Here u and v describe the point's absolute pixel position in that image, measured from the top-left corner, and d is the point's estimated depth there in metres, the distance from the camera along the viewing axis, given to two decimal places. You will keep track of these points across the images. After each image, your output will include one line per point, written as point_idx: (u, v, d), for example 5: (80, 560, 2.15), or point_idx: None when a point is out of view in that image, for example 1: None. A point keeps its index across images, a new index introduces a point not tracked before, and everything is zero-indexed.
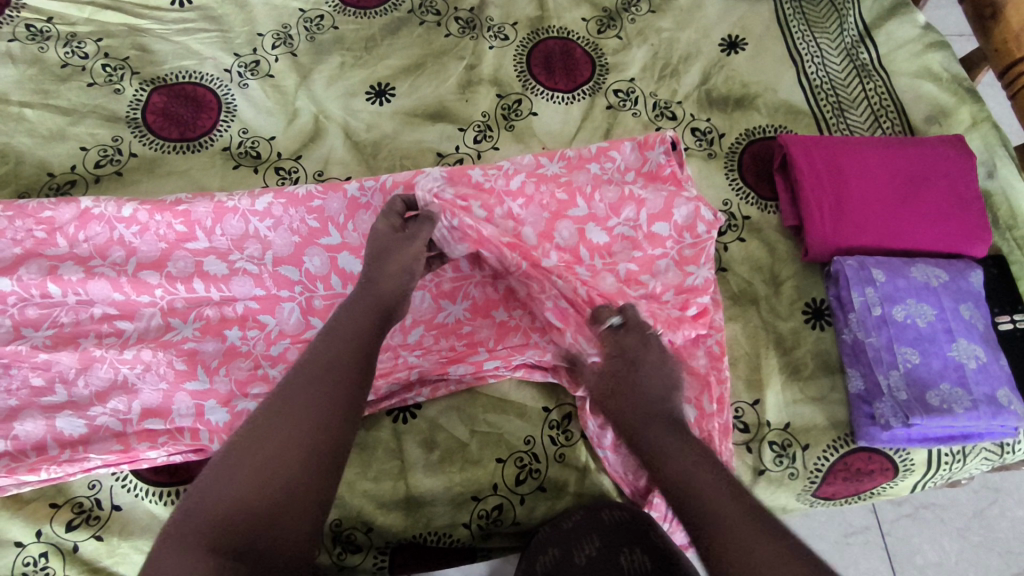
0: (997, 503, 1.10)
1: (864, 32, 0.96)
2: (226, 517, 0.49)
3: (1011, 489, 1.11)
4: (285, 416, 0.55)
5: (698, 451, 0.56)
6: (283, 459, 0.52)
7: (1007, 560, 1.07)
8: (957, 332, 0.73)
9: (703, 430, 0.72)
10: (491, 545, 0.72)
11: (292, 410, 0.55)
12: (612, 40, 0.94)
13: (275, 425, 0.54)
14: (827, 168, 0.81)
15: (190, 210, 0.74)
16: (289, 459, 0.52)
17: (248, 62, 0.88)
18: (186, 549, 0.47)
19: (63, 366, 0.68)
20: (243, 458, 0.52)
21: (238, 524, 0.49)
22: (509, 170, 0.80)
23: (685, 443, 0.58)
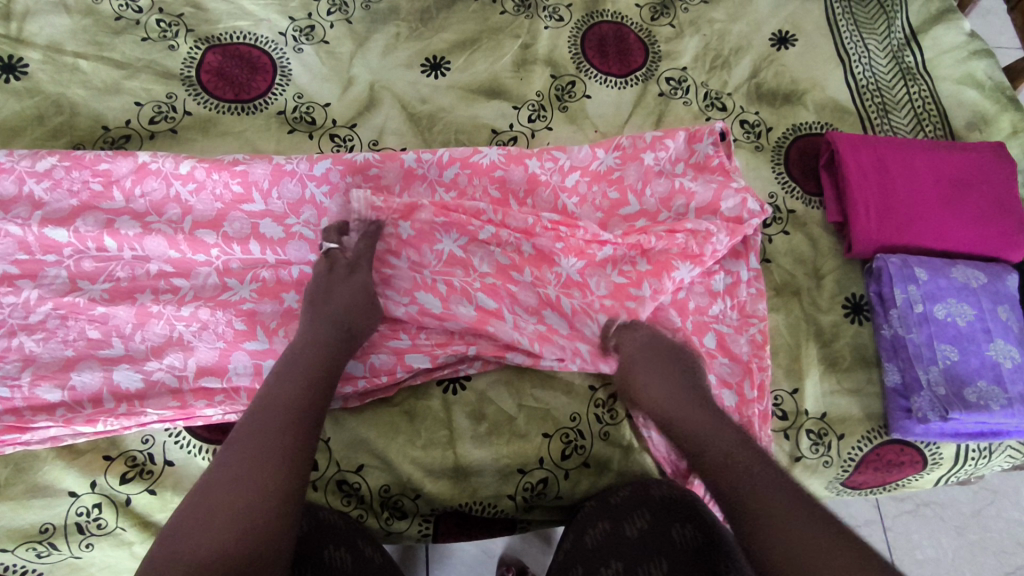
0: (994, 504, 1.16)
1: (910, 36, 0.97)
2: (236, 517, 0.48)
3: (1006, 490, 1.17)
4: (224, 511, 0.48)
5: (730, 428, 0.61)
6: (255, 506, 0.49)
7: (1000, 558, 1.13)
8: (994, 332, 0.75)
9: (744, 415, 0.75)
10: (531, 518, 0.74)
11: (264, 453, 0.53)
12: (665, 28, 0.94)
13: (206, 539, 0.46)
14: (875, 168, 0.82)
15: (248, 170, 0.74)
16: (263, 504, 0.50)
17: (303, 26, 0.87)
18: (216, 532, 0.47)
19: (119, 320, 0.68)
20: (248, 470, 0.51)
21: (246, 519, 0.48)
22: (566, 165, 0.80)
23: (718, 422, 0.63)
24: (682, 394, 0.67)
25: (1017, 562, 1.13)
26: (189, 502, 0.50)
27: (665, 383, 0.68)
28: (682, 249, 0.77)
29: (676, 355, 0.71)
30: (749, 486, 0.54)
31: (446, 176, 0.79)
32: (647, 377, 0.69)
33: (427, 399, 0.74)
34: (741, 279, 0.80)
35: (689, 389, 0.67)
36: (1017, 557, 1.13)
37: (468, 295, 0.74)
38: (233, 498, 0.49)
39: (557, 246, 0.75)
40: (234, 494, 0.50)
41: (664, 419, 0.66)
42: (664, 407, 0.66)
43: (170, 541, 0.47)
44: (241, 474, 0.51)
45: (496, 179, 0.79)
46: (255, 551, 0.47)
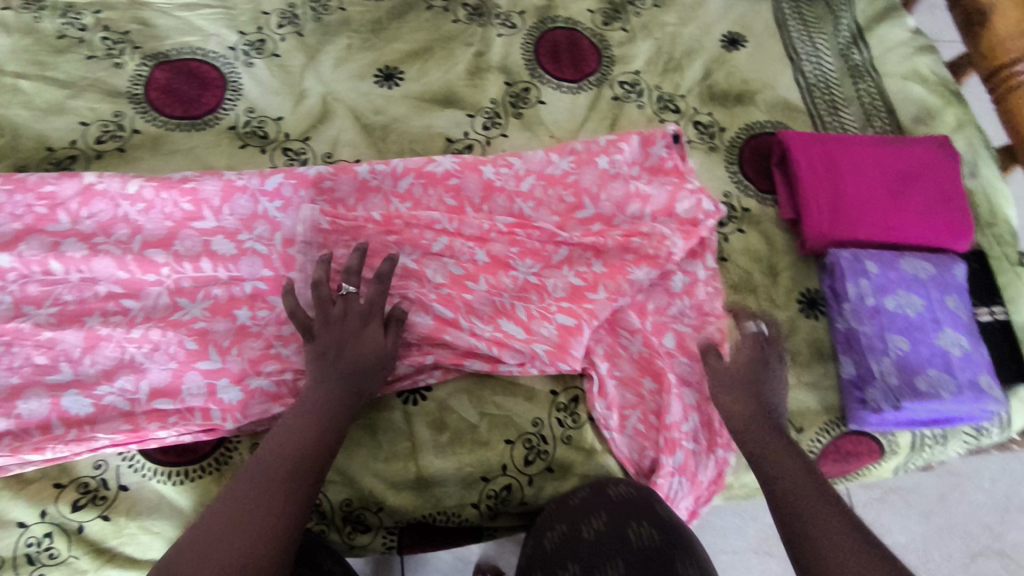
0: (958, 487, 1.19)
1: (857, 35, 0.99)
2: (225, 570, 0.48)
3: (970, 473, 1.20)
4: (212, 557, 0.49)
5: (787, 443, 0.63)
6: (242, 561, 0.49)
7: (966, 540, 1.16)
8: (943, 321, 0.77)
9: (703, 414, 0.76)
10: (497, 525, 0.75)
11: (257, 506, 0.52)
12: (618, 32, 0.95)
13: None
14: (824, 165, 0.84)
15: (198, 188, 0.73)
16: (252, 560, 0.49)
17: (253, 40, 0.87)
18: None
19: (67, 344, 0.67)
20: (237, 519, 0.51)
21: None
22: (520, 169, 0.81)
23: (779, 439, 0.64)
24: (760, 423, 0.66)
25: (982, 542, 1.16)
26: (182, 542, 0.51)
27: (746, 401, 0.68)
28: (636, 250, 0.79)
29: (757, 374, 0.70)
30: (818, 527, 0.52)
31: (401, 187, 0.79)
32: (732, 393, 0.69)
33: (388, 410, 0.73)
34: (698, 279, 0.81)
35: (765, 408, 0.67)
36: (982, 538, 1.16)
37: (424, 306, 0.74)
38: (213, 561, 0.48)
39: (513, 253, 0.78)
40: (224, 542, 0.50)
41: (739, 430, 0.67)
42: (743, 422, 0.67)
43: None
44: (229, 528, 0.51)
45: (451, 188, 0.79)
46: None
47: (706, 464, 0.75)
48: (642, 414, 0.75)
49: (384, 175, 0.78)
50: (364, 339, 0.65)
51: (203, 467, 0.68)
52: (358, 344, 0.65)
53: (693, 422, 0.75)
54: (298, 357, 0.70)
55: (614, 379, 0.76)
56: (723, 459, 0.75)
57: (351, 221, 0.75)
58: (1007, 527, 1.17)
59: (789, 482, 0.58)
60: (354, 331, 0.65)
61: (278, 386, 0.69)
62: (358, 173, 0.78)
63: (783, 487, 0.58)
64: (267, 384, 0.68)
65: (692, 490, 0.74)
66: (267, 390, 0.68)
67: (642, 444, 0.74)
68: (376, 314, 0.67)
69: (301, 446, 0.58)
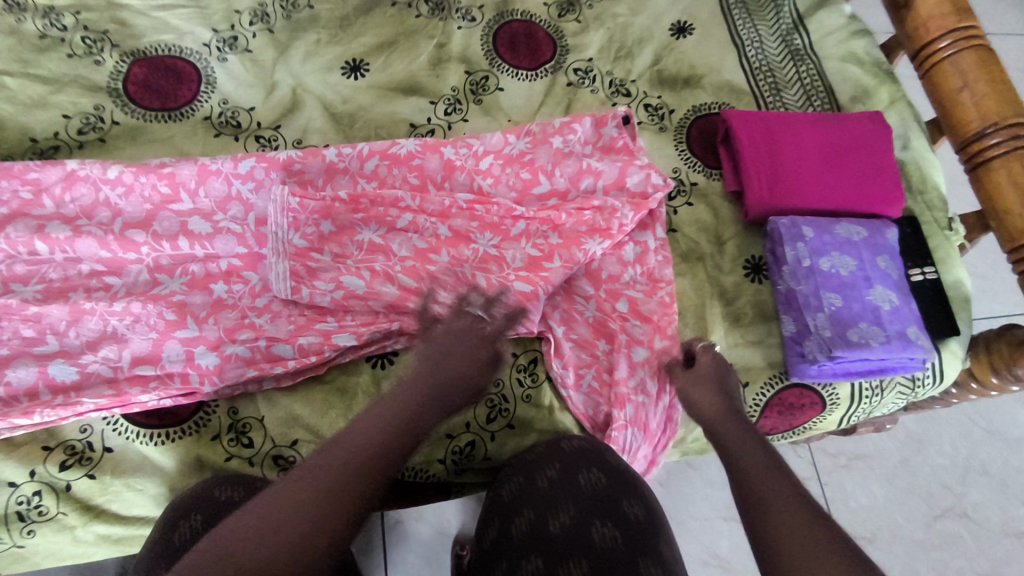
0: (921, 453, 1.24)
1: (798, 20, 1.05)
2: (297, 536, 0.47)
3: (931, 439, 1.26)
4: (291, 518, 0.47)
5: (746, 428, 0.67)
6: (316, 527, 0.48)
7: (929, 502, 1.21)
8: (874, 279, 0.83)
9: (653, 366, 0.80)
10: (463, 480, 0.80)
11: (340, 478, 0.51)
12: (572, 23, 1.01)
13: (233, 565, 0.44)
14: (764, 140, 0.90)
15: (175, 172, 0.78)
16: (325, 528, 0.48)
17: (226, 37, 0.92)
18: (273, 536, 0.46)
19: (53, 318, 0.71)
20: (320, 485, 0.50)
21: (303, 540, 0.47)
22: (479, 149, 0.86)
23: (742, 426, 0.67)
24: (732, 422, 0.68)
25: (945, 505, 1.21)
26: (261, 501, 0.49)
27: (714, 395, 0.73)
28: (590, 222, 0.84)
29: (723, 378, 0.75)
30: (768, 502, 0.55)
31: (367, 168, 0.84)
32: (702, 394, 0.73)
33: (357, 374, 0.78)
34: (648, 248, 0.86)
35: (733, 406, 0.71)
36: (945, 500, 1.21)
37: (390, 277, 0.78)
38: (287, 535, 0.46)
39: (474, 227, 0.83)
40: (298, 504, 0.48)
41: (709, 424, 0.70)
42: (713, 419, 0.70)
43: (231, 536, 0.46)
44: (312, 495, 0.49)
45: (414, 168, 0.85)
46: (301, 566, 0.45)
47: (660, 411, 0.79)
48: (596, 372, 0.81)
49: (349, 157, 0.83)
50: (457, 355, 0.68)
51: (184, 428, 0.72)
52: (451, 357, 0.67)
53: (640, 376, 0.79)
54: (271, 326, 0.75)
55: (568, 342, 0.81)
56: (672, 407, 0.79)
57: (319, 200, 0.80)
58: (968, 489, 1.22)
59: (746, 457, 0.62)
60: (455, 342, 0.69)
61: (253, 352, 0.74)
62: (323, 155, 0.82)
63: (738, 463, 0.61)
64: (243, 350, 0.74)
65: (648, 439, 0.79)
66: (242, 355, 0.73)
67: (596, 400, 0.80)
68: (487, 343, 0.70)
69: (380, 427, 0.56)
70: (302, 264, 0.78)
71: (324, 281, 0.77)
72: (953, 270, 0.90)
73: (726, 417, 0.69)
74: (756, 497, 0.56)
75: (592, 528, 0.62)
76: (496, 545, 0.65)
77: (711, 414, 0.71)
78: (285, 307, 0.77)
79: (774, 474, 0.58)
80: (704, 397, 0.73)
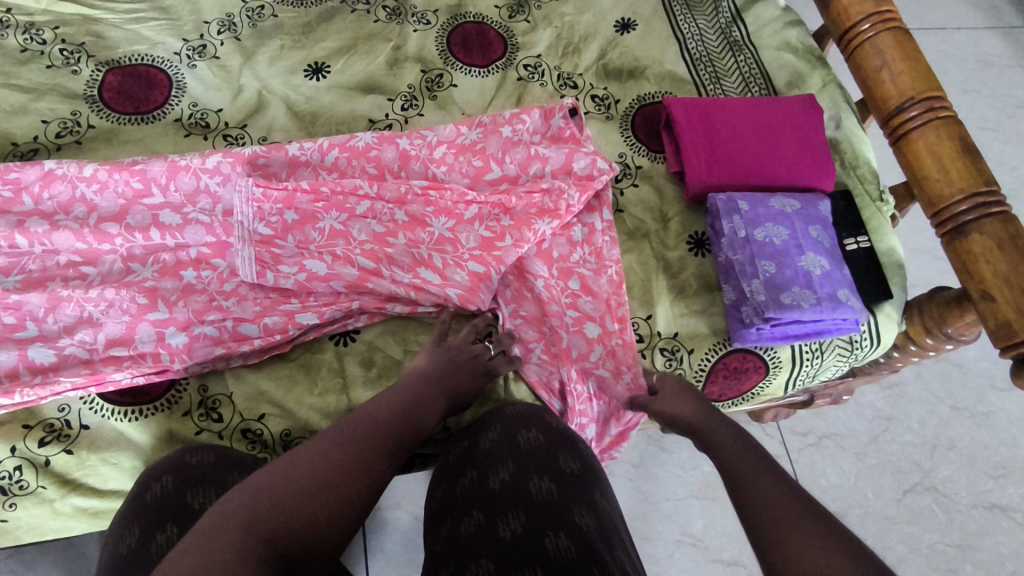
0: (888, 430, 1.28)
1: (735, 14, 1.12)
2: (335, 492, 0.56)
3: (898, 417, 1.30)
4: (327, 475, 0.57)
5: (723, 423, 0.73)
6: (347, 488, 0.57)
7: (898, 477, 1.25)
8: (806, 247, 0.88)
9: (607, 344, 0.86)
10: (426, 451, 0.84)
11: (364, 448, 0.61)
12: (522, 23, 1.08)
13: (281, 512, 0.52)
14: (701, 122, 0.96)
15: (146, 169, 0.84)
16: (353, 494, 0.57)
17: (195, 46, 0.98)
18: (314, 489, 0.55)
19: (32, 305, 0.76)
20: (352, 453, 0.60)
21: (337, 495, 0.56)
22: (433, 140, 0.92)
23: (717, 420, 0.74)
24: (713, 420, 0.74)
25: (914, 479, 1.24)
26: (291, 456, 0.58)
27: (681, 402, 0.78)
28: (539, 204, 0.89)
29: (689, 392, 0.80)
30: (745, 471, 0.61)
31: (328, 160, 0.90)
32: (669, 396, 0.79)
33: (320, 352, 0.83)
34: (596, 228, 0.91)
35: (707, 404, 0.78)
36: (913, 475, 1.25)
37: (350, 259, 0.84)
38: (303, 484, 0.55)
39: (430, 213, 0.88)
40: (334, 462, 0.58)
41: (686, 421, 0.76)
42: (691, 415, 0.76)
43: (277, 484, 0.54)
44: (346, 461, 0.59)
45: (372, 159, 0.90)
46: (330, 517, 0.55)
47: (620, 387, 0.85)
48: (546, 346, 0.86)
49: (310, 150, 0.89)
50: (462, 374, 0.78)
51: (156, 405, 0.77)
52: (458, 373, 0.78)
53: (598, 352, 0.86)
54: (238, 308, 0.80)
55: (517, 319, 0.87)
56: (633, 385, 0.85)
57: (282, 189, 0.84)
58: (936, 463, 1.26)
59: (725, 444, 0.68)
60: (463, 360, 0.79)
61: (221, 331, 0.79)
62: (284, 151, 0.88)
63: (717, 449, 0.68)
64: (211, 330, 0.78)
65: (618, 421, 0.88)
66: (210, 335, 0.78)
67: (549, 370, 0.86)
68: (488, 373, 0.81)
69: (398, 416, 0.67)
70: (266, 250, 0.83)
71: (288, 266, 0.82)
72: (886, 238, 0.95)
73: (701, 413, 0.76)
74: (731, 473, 0.63)
75: (530, 483, 0.66)
76: (444, 504, 0.69)
77: (690, 415, 0.76)
78: (251, 290, 0.82)
79: (749, 451, 0.65)
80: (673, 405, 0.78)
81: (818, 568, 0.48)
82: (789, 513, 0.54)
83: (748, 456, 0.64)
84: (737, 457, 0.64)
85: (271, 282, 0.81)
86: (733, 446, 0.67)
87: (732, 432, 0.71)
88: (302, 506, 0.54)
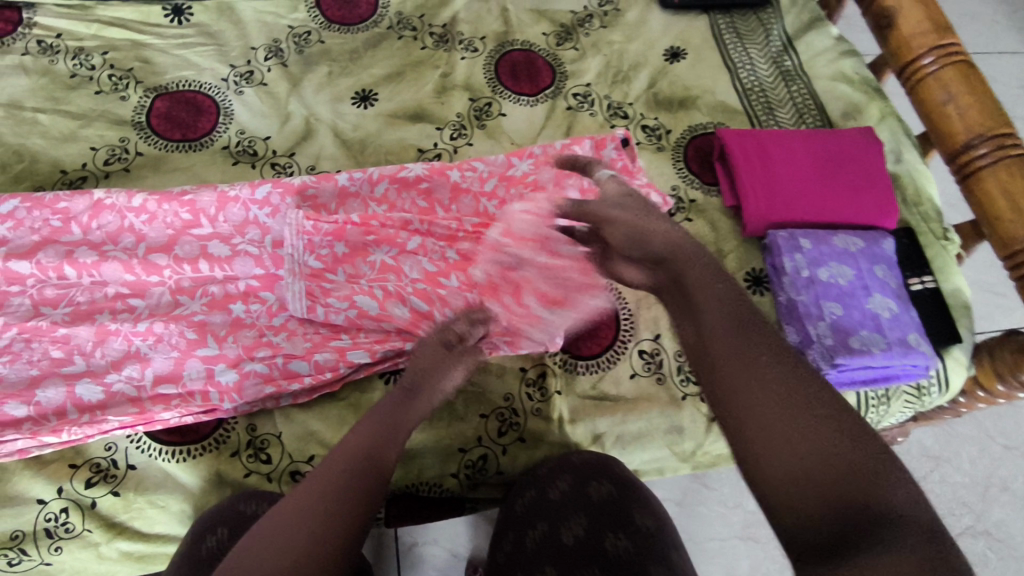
0: (939, 470, 1.24)
1: (787, 43, 1.10)
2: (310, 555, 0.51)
3: (950, 456, 1.25)
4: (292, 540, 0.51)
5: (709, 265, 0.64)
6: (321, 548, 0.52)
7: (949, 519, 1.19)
8: (873, 289, 0.85)
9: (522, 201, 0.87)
10: (477, 495, 0.82)
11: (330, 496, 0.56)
12: (570, 51, 1.06)
13: None
14: (758, 155, 0.93)
15: (195, 199, 0.82)
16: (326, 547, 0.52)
17: (243, 72, 0.97)
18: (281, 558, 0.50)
19: (80, 339, 0.75)
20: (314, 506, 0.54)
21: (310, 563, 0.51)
22: (484, 172, 0.90)
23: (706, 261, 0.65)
24: (694, 263, 0.65)
25: (965, 522, 1.20)
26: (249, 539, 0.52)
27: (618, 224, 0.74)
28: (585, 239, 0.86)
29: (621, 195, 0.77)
30: (724, 355, 0.55)
31: (377, 192, 0.88)
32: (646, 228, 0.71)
33: (370, 390, 0.81)
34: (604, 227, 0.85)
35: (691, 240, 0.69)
36: (964, 518, 1.20)
37: (402, 297, 0.81)
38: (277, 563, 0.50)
39: (472, 252, 0.85)
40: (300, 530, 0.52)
41: (668, 257, 0.68)
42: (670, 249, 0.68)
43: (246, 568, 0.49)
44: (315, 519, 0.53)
45: (422, 191, 0.89)
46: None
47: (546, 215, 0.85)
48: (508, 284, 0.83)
49: (358, 181, 0.87)
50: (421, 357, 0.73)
51: (204, 445, 0.75)
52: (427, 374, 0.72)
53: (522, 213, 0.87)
54: (288, 343, 0.78)
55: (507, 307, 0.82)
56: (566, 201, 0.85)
57: (332, 223, 0.83)
58: (988, 506, 1.21)
59: (716, 293, 0.60)
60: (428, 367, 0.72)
61: (271, 369, 0.77)
62: (332, 181, 0.86)
63: (700, 302, 0.61)
64: (261, 367, 0.76)
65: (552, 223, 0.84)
66: (260, 372, 0.76)
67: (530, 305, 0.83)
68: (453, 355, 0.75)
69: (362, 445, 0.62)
70: (316, 284, 0.81)
71: (337, 298, 0.80)
72: (952, 279, 0.92)
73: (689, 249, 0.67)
74: (714, 346, 0.56)
75: (605, 541, 0.65)
76: (511, 558, 0.69)
77: (667, 246, 0.68)
78: (301, 325, 0.80)
79: (732, 317, 0.57)
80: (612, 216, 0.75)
81: (795, 479, 0.44)
82: (775, 425, 0.47)
83: (735, 328, 0.56)
84: (716, 322, 0.57)
85: (321, 316, 0.79)
86: (712, 304, 0.59)
87: (714, 279, 0.62)
88: (292, 541, 0.51)
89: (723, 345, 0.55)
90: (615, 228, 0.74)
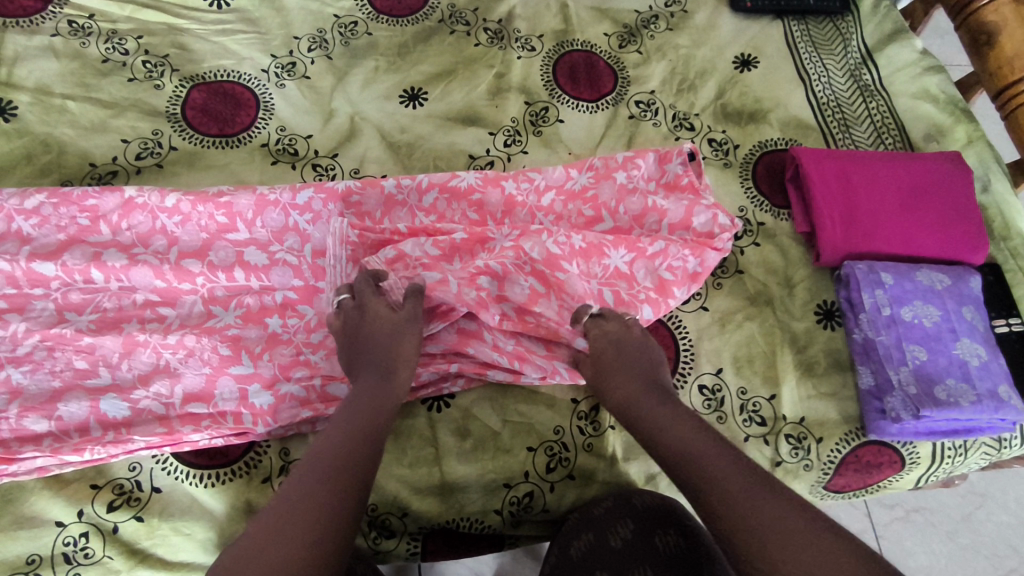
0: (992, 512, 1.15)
1: (866, 55, 1.02)
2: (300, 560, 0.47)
3: (997, 494, 1.12)
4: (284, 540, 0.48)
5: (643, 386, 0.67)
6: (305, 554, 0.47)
7: (995, 563, 1.07)
8: (960, 332, 0.78)
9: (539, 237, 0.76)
10: (520, 533, 0.76)
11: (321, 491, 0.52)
12: (633, 54, 0.99)
13: None
14: (838, 179, 0.86)
15: (232, 202, 0.76)
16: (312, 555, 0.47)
17: (285, 63, 0.91)
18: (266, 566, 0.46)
19: (106, 350, 0.69)
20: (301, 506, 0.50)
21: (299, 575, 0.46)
22: (541, 184, 0.83)
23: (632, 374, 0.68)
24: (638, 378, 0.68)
25: (1012, 565, 1.07)
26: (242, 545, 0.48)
27: (624, 382, 0.68)
28: (637, 249, 0.79)
29: (624, 343, 0.71)
30: (694, 455, 0.56)
31: (426, 202, 0.82)
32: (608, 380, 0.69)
33: (412, 417, 0.76)
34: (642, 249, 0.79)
35: (635, 369, 0.69)
36: (1009, 560, 1.07)
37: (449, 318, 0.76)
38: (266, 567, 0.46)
39: (511, 262, 0.75)
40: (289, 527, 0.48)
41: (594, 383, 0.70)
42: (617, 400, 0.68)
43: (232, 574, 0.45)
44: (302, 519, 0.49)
45: (474, 203, 0.82)
46: None
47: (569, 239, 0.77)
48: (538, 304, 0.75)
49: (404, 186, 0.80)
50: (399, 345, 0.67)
51: (234, 470, 0.70)
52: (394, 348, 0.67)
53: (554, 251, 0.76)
54: (327, 364, 0.72)
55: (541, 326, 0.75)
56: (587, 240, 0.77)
57: (378, 234, 0.77)
58: None
59: (659, 415, 0.63)
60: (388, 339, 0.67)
61: (308, 391, 0.71)
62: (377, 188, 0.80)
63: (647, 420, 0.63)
64: (298, 389, 0.71)
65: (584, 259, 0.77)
66: (297, 395, 0.71)
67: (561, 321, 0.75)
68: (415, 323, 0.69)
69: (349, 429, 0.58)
70: None
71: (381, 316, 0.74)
72: None
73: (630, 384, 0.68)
74: (679, 452, 0.58)
75: None
76: None
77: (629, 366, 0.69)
78: None
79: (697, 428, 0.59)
80: (619, 384, 0.68)
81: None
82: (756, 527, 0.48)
83: (699, 438, 0.58)
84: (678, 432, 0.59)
85: None
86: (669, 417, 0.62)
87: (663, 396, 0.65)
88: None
89: (694, 449, 0.57)
90: (610, 366, 0.69)
